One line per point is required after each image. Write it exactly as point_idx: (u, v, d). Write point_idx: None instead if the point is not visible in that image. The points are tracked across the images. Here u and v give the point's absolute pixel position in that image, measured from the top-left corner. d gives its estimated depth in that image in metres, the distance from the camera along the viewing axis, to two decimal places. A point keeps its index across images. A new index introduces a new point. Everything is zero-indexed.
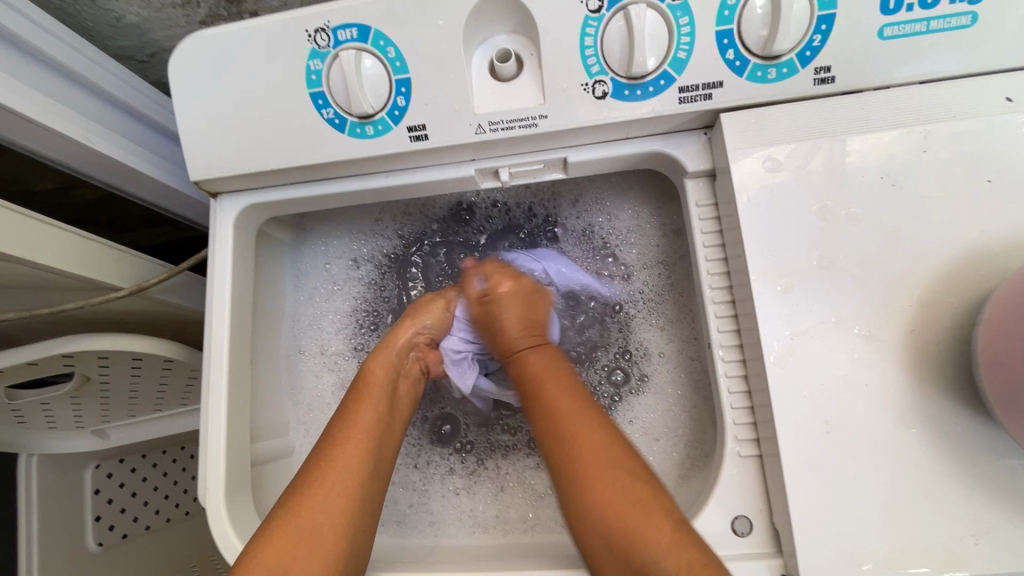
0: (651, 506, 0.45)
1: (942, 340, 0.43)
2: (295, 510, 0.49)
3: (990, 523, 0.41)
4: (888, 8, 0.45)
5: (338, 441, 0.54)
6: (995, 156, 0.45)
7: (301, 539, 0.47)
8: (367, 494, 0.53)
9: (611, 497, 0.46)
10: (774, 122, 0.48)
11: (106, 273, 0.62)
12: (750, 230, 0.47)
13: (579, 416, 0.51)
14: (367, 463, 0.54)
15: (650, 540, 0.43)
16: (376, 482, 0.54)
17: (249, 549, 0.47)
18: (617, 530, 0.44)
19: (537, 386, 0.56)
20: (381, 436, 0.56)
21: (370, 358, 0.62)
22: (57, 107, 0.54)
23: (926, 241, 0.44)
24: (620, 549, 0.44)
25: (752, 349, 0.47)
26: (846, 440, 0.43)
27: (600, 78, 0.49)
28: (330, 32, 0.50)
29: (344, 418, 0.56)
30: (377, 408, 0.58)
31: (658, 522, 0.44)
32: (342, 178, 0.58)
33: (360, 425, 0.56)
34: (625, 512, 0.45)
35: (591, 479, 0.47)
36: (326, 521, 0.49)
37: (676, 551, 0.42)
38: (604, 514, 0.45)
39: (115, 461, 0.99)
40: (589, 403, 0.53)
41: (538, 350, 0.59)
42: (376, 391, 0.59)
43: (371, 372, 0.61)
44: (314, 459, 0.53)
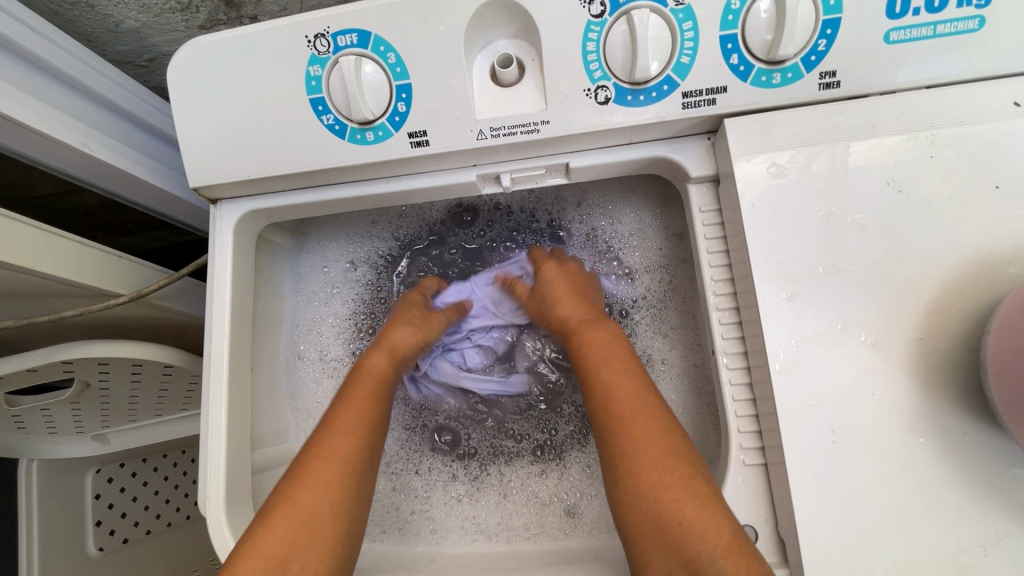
0: (709, 502, 0.43)
1: (950, 349, 0.43)
2: (293, 498, 0.48)
3: (999, 534, 0.40)
4: (894, 12, 0.45)
5: (333, 427, 0.54)
6: (1003, 161, 0.44)
7: (301, 524, 0.47)
8: (362, 480, 0.53)
9: (667, 483, 0.45)
10: (779, 128, 0.48)
11: (105, 280, 0.62)
12: (755, 236, 0.46)
13: (636, 399, 0.51)
14: (362, 450, 0.54)
15: (705, 536, 0.42)
16: (369, 470, 0.55)
17: (249, 537, 0.46)
18: (670, 520, 0.43)
19: (594, 362, 0.56)
20: (373, 426, 0.57)
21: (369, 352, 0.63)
22: (57, 113, 0.53)
23: (933, 248, 0.44)
24: (672, 540, 0.43)
25: (757, 356, 0.47)
26: (853, 450, 0.42)
27: (602, 83, 0.49)
28: (330, 37, 0.50)
29: (336, 408, 0.56)
30: (369, 398, 0.59)
31: (717, 520, 0.42)
32: (342, 184, 0.57)
33: (353, 414, 0.56)
34: (682, 502, 0.44)
35: (644, 466, 0.47)
36: (324, 506, 0.49)
37: (732, 551, 0.41)
38: (658, 500, 0.45)
39: (116, 466, 0.98)
40: (649, 386, 0.53)
41: (597, 327, 0.60)
42: (370, 382, 0.61)
43: (369, 363, 0.62)
44: (310, 445, 0.53)
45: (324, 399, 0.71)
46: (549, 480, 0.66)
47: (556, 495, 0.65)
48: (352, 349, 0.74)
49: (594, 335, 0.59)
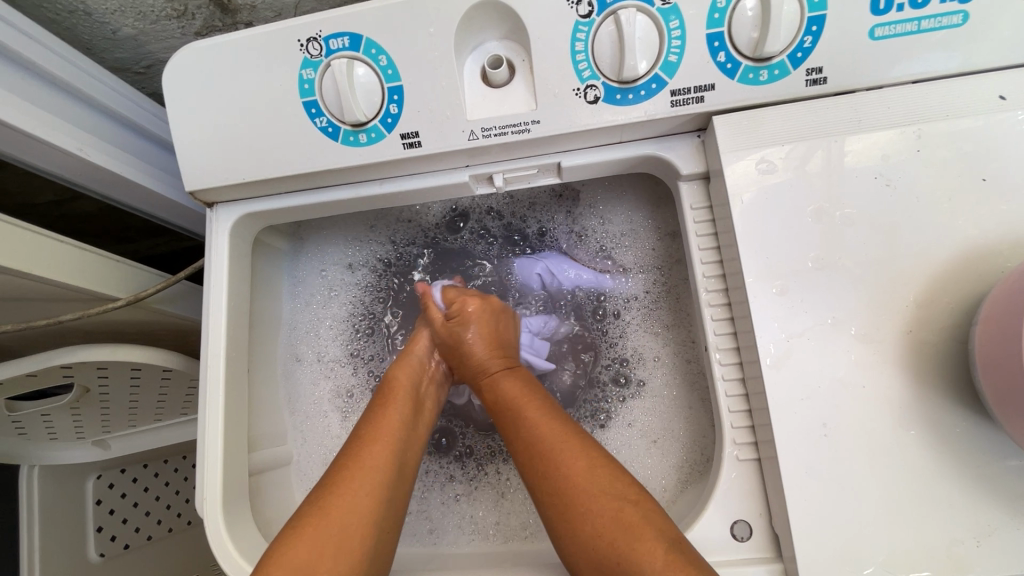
0: (640, 526, 0.46)
1: (940, 341, 0.43)
2: (323, 509, 0.50)
3: (992, 525, 0.40)
4: (878, 9, 0.45)
5: (367, 442, 0.56)
6: (991, 155, 0.44)
7: (331, 535, 0.48)
8: (393, 491, 0.54)
9: (603, 525, 0.47)
10: (768, 124, 0.48)
11: (103, 284, 0.63)
12: (745, 231, 0.46)
13: (560, 441, 0.53)
14: (396, 465, 0.56)
15: (642, 562, 0.44)
16: (404, 482, 0.56)
17: (278, 547, 0.47)
18: (608, 556, 0.46)
19: (513, 409, 0.58)
20: (405, 439, 0.58)
21: (395, 365, 0.65)
22: (54, 120, 0.54)
23: (923, 242, 0.44)
24: (614, 574, 0.45)
25: (749, 351, 0.47)
26: (844, 443, 0.42)
27: (591, 82, 0.49)
28: (322, 41, 0.50)
29: (369, 423, 0.58)
30: (402, 410, 0.60)
31: (649, 543, 0.45)
32: (337, 185, 0.58)
33: (388, 427, 0.58)
34: (616, 536, 0.46)
35: (579, 510, 0.49)
36: (355, 518, 0.50)
37: (670, 572, 0.43)
38: (597, 538, 0.47)
39: (117, 471, 0.99)
40: (567, 424, 0.55)
41: (511, 373, 0.63)
42: (402, 394, 0.62)
43: (395, 379, 0.63)
44: (341, 458, 0.55)
45: (321, 400, 0.71)
46: None
47: None
48: (350, 353, 0.73)
49: (506, 383, 0.62)
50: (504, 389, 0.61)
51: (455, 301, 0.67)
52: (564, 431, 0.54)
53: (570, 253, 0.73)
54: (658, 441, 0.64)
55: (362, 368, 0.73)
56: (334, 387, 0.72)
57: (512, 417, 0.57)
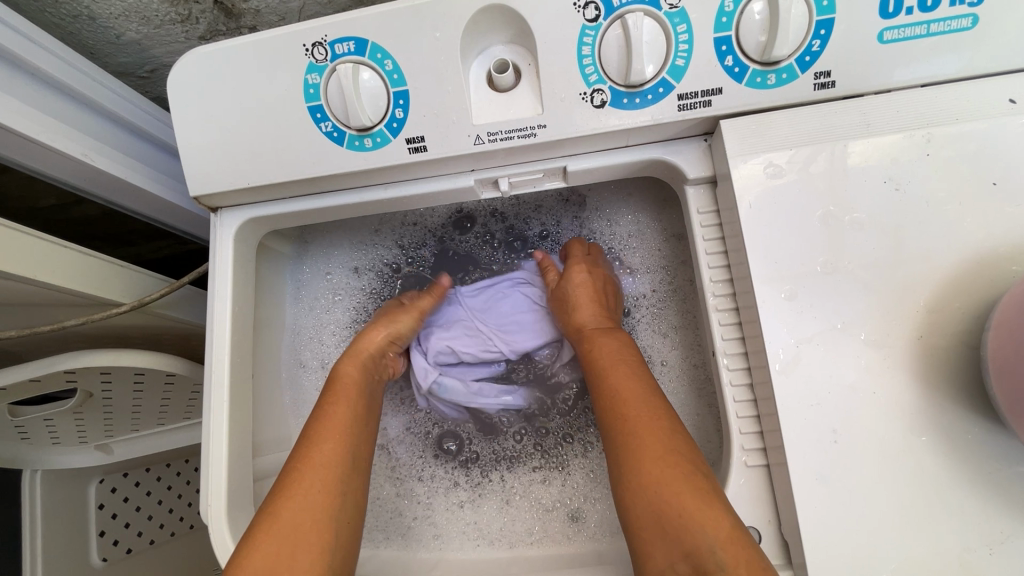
0: (708, 494, 0.45)
1: (951, 346, 0.43)
2: (273, 515, 0.49)
3: (1005, 533, 0.40)
4: (887, 12, 0.45)
5: (315, 441, 0.55)
6: (1002, 159, 0.44)
7: (285, 538, 0.48)
8: (343, 485, 0.54)
9: (668, 480, 0.46)
10: (776, 128, 0.48)
11: (107, 289, 0.62)
12: (753, 236, 0.46)
13: (643, 404, 0.53)
14: (347, 461, 0.55)
15: (704, 527, 0.43)
16: (357, 477, 0.56)
17: (235, 557, 0.46)
18: (670, 511, 0.45)
19: (604, 367, 0.58)
20: (354, 434, 0.57)
21: (341, 360, 0.63)
22: (59, 125, 0.54)
23: (933, 247, 0.44)
24: (672, 529, 0.44)
25: (757, 356, 0.47)
26: (854, 450, 0.42)
27: (598, 86, 0.49)
28: (327, 45, 0.50)
29: (315, 423, 0.57)
30: (351, 406, 0.59)
31: (717, 514, 0.43)
32: (341, 191, 0.58)
33: (335, 425, 0.57)
34: (682, 494, 0.45)
35: (645, 463, 0.48)
36: (308, 517, 0.50)
37: (730, 542, 0.42)
38: (658, 493, 0.46)
39: (120, 475, 0.98)
40: (655, 390, 0.54)
41: (610, 335, 0.61)
42: (347, 389, 0.60)
43: (342, 373, 0.62)
44: (289, 462, 0.54)
45: None
46: (551, 487, 0.66)
47: (559, 501, 0.65)
48: None
49: (604, 344, 0.60)
50: (602, 351, 0.59)
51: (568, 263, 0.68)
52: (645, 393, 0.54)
53: None
54: None
55: None
56: None
57: (606, 375, 0.57)
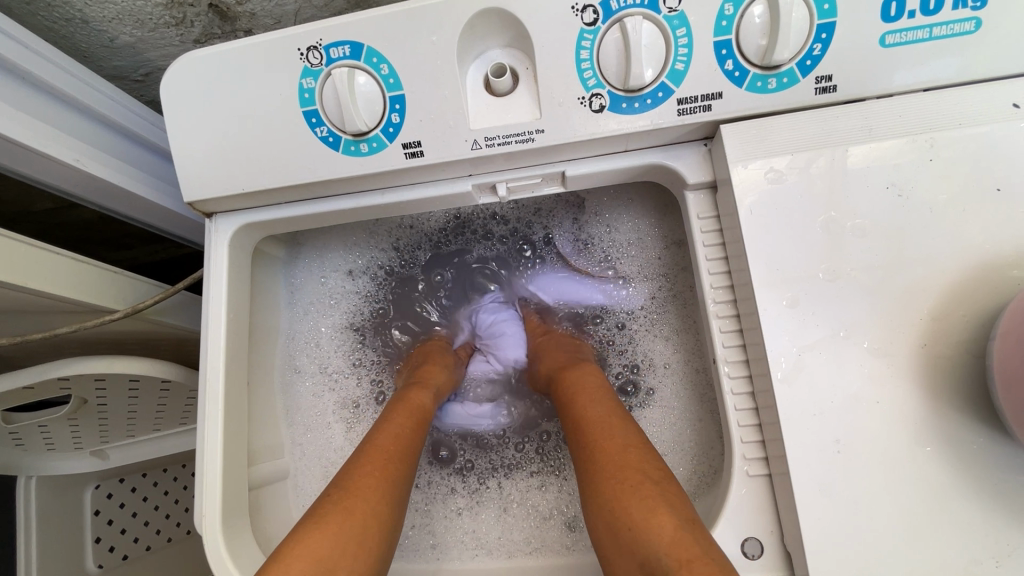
0: (655, 501, 0.44)
1: (954, 354, 0.42)
2: (345, 504, 0.49)
3: (1012, 545, 0.39)
4: (889, 16, 0.45)
5: (387, 447, 0.56)
6: (1007, 164, 0.43)
7: (353, 531, 0.47)
8: (401, 495, 0.54)
9: (620, 490, 0.46)
10: (777, 133, 0.47)
11: (101, 296, 0.62)
12: (754, 242, 0.46)
13: (602, 422, 0.54)
14: (408, 475, 0.56)
15: (650, 533, 0.42)
16: (409, 490, 0.56)
17: (299, 536, 0.46)
18: (620, 526, 0.44)
19: (571, 395, 0.59)
20: (416, 448, 0.59)
21: (416, 387, 0.65)
22: (51, 131, 0.54)
23: (938, 254, 0.43)
24: (624, 542, 0.44)
25: (758, 364, 0.46)
26: (858, 460, 0.41)
27: (597, 91, 0.48)
28: (323, 50, 0.50)
29: (386, 428, 0.58)
30: (415, 423, 0.61)
31: (662, 518, 0.43)
32: (338, 196, 0.57)
33: (405, 437, 0.58)
34: (630, 503, 0.45)
35: (601, 480, 0.48)
36: (374, 518, 0.49)
37: (675, 546, 0.41)
38: (609, 507, 0.46)
39: (116, 481, 0.97)
40: (618, 412, 0.56)
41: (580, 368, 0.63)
42: (415, 407, 0.62)
43: (415, 396, 0.64)
44: (358, 457, 0.54)
45: (323, 411, 0.70)
46: (547, 494, 0.65)
47: (555, 509, 0.64)
48: (351, 361, 0.74)
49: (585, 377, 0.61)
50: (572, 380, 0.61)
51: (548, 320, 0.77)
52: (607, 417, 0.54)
53: (572, 260, 0.74)
54: (667, 454, 0.63)
55: (365, 377, 0.74)
56: (337, 398, 0.71)
57: (573, 401, 0.58)
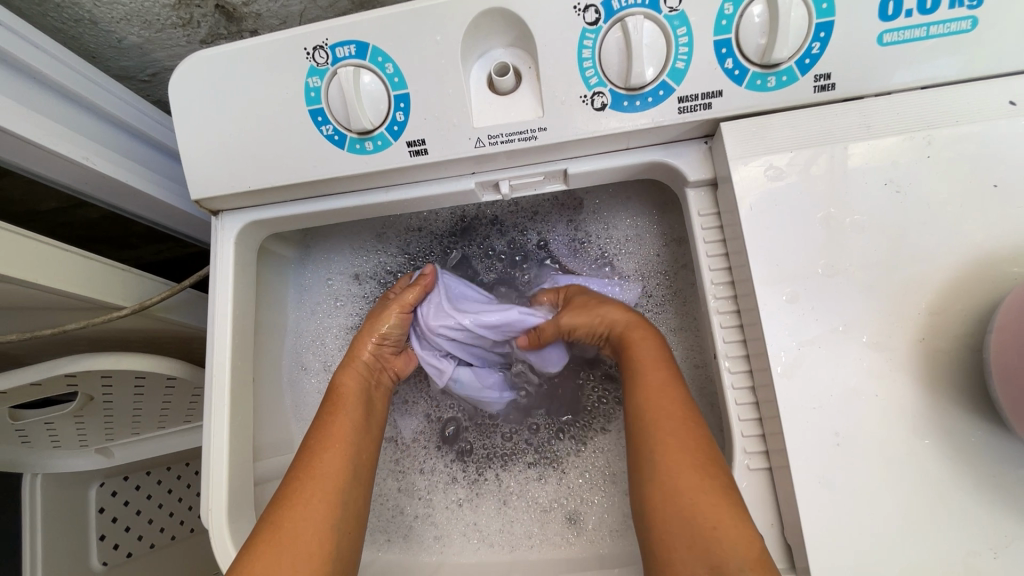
0: (737, 508, 0.45)
1: (952, 348, 0.43)
2: (276, 524, 0.50)
3: (1010, 536, 0.39)
4: (886, 15, 0.45)
5: (318, 451, 0.56)
6: (1004, 161, 0.44)
7: (285, 547, 0.49)
8: (345, 493, 0.55)
9: (696, 488, 0.47)
10: (776, 130, 0.48)
11: (109, 293, 0.62)
12: (754, 238, 0.46)
13: (671, 412, 0.52)
14: (349, 470, 0.56)
15: (733, 543, 0.43)
16: (359, 484, 0.57)
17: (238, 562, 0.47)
18: (700, 525, 0.45)
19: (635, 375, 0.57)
20: (358, 443, 0.59)
21: (342, 371, 0.63)
22: (61, 129, 0.55)
23: (937, 249, 0.44)
24: (700, 540, 0.45)
25: (759, 358, 0.46)
26: (858, 452, 0.42)
27: (598, 89, 0.49)
28: (329, 49, 0.50)
29: (318, 432, 0.58)
30: (352, 414, 0.60)
31: (745, 530, 0.43)
32: (343, 194, 0.58)
33: (338, 434, 0.58)
34: (709, 505, 0.45)
35: (676, 474, 0.48)
36: (310, 527, 0.51)
37: (758, 562, 0.42)
38: (681, 502, 0.47)
39: (121, 479, 0.98)
40: (685, 399, 0.54)
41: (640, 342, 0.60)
42: (350, 399, 0.61)
43: (342, 385, 0.62)
44: (294, 470, 0.55)
45: None
46: (547, 486, 0.66)
47: (556, 501, 0.64)
48: None
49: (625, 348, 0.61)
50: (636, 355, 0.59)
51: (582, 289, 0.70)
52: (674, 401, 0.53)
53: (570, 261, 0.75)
54: None
55: None
56: None
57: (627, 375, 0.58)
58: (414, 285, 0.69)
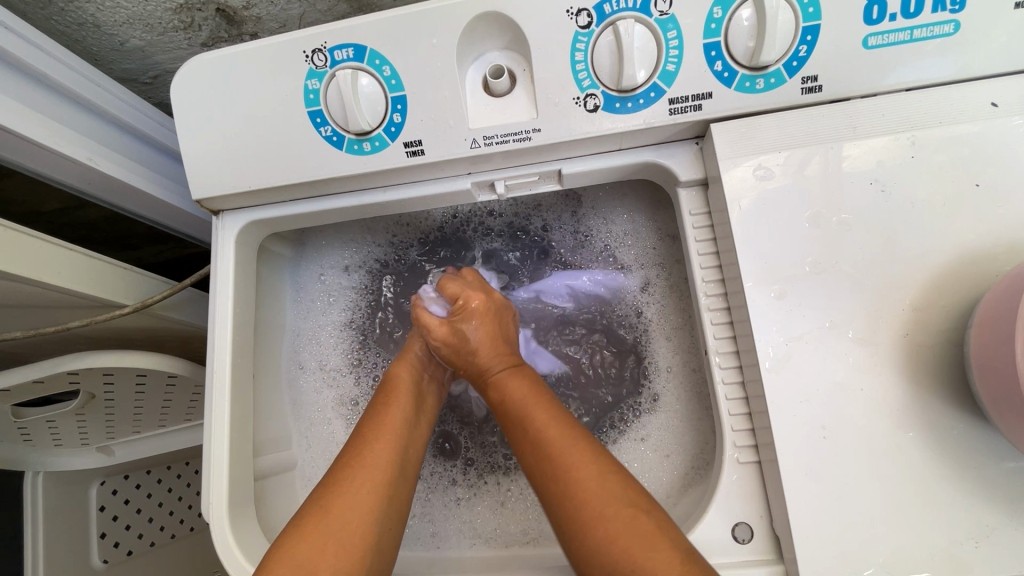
0: (654, 535, 0.44)
1: (936, 343, 0.44)
2: (324, 508, 0.50)
3: (991, 527, 0.40)
4: (871, 19, 0.46)
5: (369, 439, 0.56)
6: (985, 161, 0.45)
7: (332, 530, 0.48)
8: (395, 486, 0.54)
9: (615, 527, 0.45)
10: (765, 131, 0.49)
11: (111, 291, 0.64)
12: (743, 237, 0.47)
13: (562, 442, 0.51)
14: (398, 462, 0.56)
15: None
16: (406, 479, 0.56)
17: (281, 544, 0.47)
18: (625, 570, 0.43)
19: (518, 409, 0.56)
20: (407, 437, 0.59)
21: (394, 364, 0.66)
22: (65, 131, 0.56)
23: (920, 247, 0.45)
24: None
25: (748, 354, 0.47)
26: (843, 445, 0.43)
27: (591, 91, 0.50)
28: (327, 52, 0.51)
29: (373, 420, 0.58)
30: (403, 407, 0.60)
31: (666, 555, 0.43)
32: (342, 195, 0.59)
33: (390, 425, 0.58)
34: (629, 542, 0.44)
35: (596, 514, 0.46)
36: (357, 515, 0.50)
37: None
38: (610, 551, 0.44)
39: (121, 478, 0.99)
40: (574, 424, 0.53)
41: (515, 372, 0.61)
42: (403, 391, 0.62)
43: (397, 377, 0.64)
44: (344, 456, 0.55)
45: (324, 406, 0.71)
46: None
47: None
48: (352, 358, 0.74)
49: (508, 386, 0.59)
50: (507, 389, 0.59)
51: (462, 294, 0.65)
52: (571, 439, 0.51)
53: (570, 255, 0.74)
54: (670, 454, 0.64)
55: (364, 377, 0.74)
56: (337, 395, 0.72)
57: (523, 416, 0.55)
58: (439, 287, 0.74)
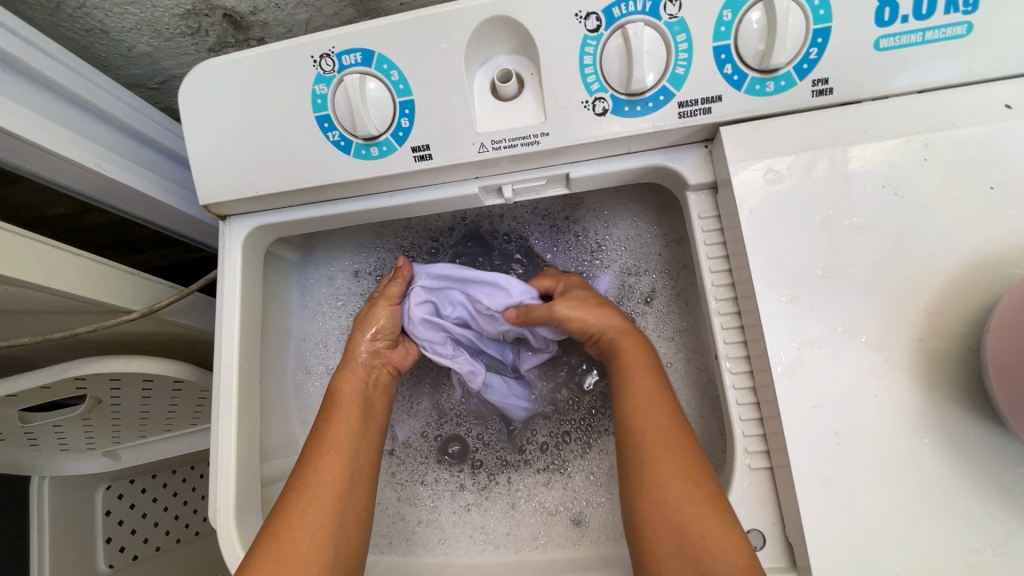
0: (729, 516, 0.45)
1: (952, 348, 0.43)
2: (276, 535, 0.51)
3: (1009, 534, 0.40)
4: (882, 21, 0.46)
5: (315, 461, 0.56)
6: (1000, 164, 0.45)
7: (286, 558, 0.49)
8: (348, 504, 0.55)
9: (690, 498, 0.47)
10: (776, 134, 0.48)
11: (119, 296, 0.63)
12: (754, 240, 0.47)
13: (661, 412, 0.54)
14: (346, 479, 0.56)
15: (724, 551, 0.43)
16: (360, 489, 0.57)
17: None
18: (689, 532, 0.46)
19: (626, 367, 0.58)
20: (355, 448, 0.59)
21: (336, 376, 0.62)
22: (73, 137, 0.56)
23: (932, 249, 0.44)
24: (691, 549, 0.45)
25: (760, 359, 0.47)
26: (856, 452, 0.42)
27: (600, 95, 0.50)
28: (335, 57, 0.51)
29: (317, 440, 0.58)
30: (349, 422, 0.59)
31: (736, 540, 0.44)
32: (349, 198, 0.59)
33: (333, 445, 0.58)
34: (703, 517, 0.46)
35: (670, 480, 0.49)
36: (308, 537, 0.51)
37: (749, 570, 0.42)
38: (677, 513, 0.47)
39: (126, 482, 0.99)
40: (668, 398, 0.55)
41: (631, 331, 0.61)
42: (346, 403, 0.61)
43: (339, 390, 0.61)
44: (295, 478, 0.56)
45: None
46: (554, 490, 0.66)
47: (561, 504, 0.65)
48: None
49: (622, 342, 0.60)
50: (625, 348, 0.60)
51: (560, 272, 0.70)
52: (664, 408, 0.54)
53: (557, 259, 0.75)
54: None
55: None
56: None
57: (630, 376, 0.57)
58: (395, 278, 0.67)
